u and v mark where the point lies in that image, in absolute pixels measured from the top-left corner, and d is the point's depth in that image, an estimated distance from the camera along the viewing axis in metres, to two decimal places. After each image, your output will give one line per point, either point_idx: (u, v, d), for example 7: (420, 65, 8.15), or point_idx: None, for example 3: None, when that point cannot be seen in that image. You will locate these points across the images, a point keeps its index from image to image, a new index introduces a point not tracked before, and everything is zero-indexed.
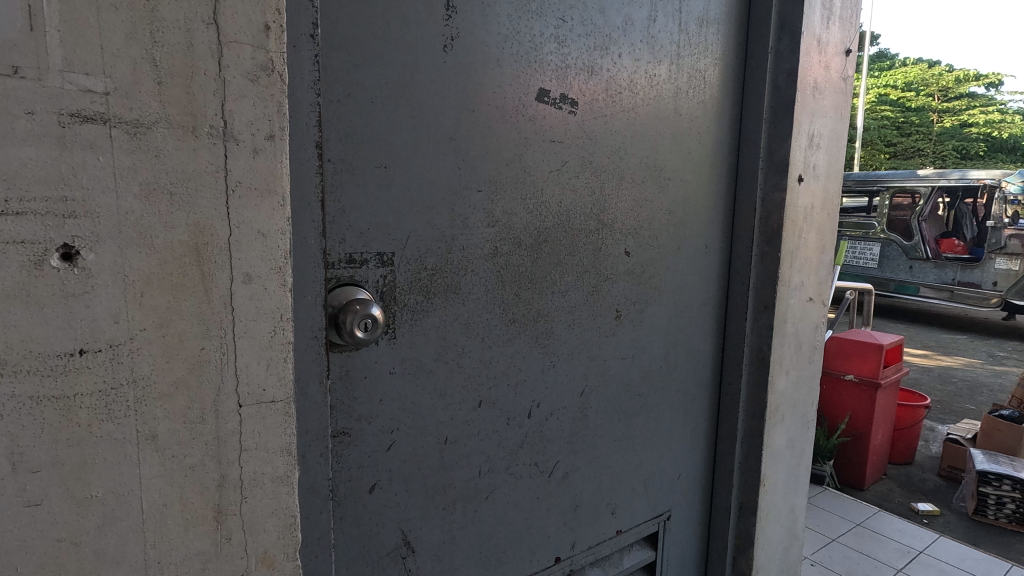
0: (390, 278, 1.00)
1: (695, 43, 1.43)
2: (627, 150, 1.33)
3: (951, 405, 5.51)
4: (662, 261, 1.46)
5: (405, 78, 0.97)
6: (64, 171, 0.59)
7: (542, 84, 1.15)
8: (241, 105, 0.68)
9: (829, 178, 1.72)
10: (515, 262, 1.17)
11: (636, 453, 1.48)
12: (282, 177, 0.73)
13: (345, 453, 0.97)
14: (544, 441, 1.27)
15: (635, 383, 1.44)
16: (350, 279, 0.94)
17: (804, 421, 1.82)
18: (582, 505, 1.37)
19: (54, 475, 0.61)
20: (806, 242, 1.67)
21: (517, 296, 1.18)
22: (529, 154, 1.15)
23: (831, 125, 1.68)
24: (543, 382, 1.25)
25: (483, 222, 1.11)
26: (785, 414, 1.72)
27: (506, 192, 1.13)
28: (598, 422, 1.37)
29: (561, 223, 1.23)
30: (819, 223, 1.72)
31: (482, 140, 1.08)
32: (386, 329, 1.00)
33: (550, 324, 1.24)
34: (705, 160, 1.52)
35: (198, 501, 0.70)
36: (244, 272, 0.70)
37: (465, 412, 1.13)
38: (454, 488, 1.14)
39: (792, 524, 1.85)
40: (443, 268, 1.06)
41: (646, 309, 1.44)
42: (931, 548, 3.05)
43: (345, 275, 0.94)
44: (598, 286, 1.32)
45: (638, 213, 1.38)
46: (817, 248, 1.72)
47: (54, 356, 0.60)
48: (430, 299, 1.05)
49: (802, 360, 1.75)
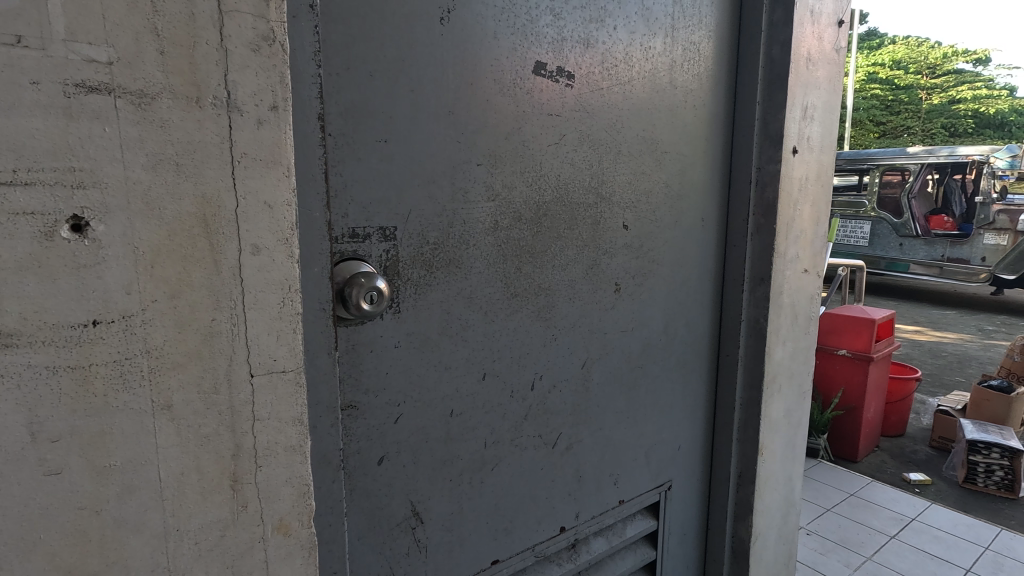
0: (393, 253, 1.00)
1: (689, 15, 1.43)
2: (624, 124, 1.34)
3: (940, 379, 5.61)
4: (660, 236, 1.47)
5: (403, 51, 0.96)
6: (72, 141, 0.59)
7: (539, 57, 1.15)
8: (244, 75, 0.69)
9: (823, 150, 1.73)
10: (516, 236, 1.17)
11: (637, 424, 1.51)
12: (287, 149, 0.73)
13: (354, 426, 0.99)
14: (548, 413, 1.29)
15: (635, 356, 1.46)
16: (353, 254, 0.95)
17: (800, 391, 1.85)
18: (585, 476, 1.40)
19: (73, 444, 0.62)
20: (801, 214, 1.69)
21: (519, 270, 1.19)
22: (527, 128, 1.15)
23: (824, 97, 1.69)
24: (545, 355, 1.26)
25: (483, 196, 1.11)
26: (781, 384, 1.74)
27: (505, 165, 1.13)
28: (600, 394, 1.40)
29: (561, 196, 1.24)
30: (813, 195, 1.73)
31: (480, 113, 1.08)
32: (390, 303, 1.00)
33: (551, 298, 1.26)
34: (700, 134, 1.53)
35: (215, 469, 0.71)
36: (252, 243, 0.71)
37: (470, 385, 1.14)
38: (461, 460, 1.16)
39: (789, 492, 1.88)
40: (445, 243, 1.07)
41: (645, 283, 1.46)
42: (923, 515, 3.13)
43: (349, 248, 0.95)
44: (597, 260, 1.33)
45: (636, 187, 1.39)
46: (811, 220, 1.74)
47: (69, 327, 0.61)
48: (433, 273, 1.06)
49: (798, 331, 1.77)
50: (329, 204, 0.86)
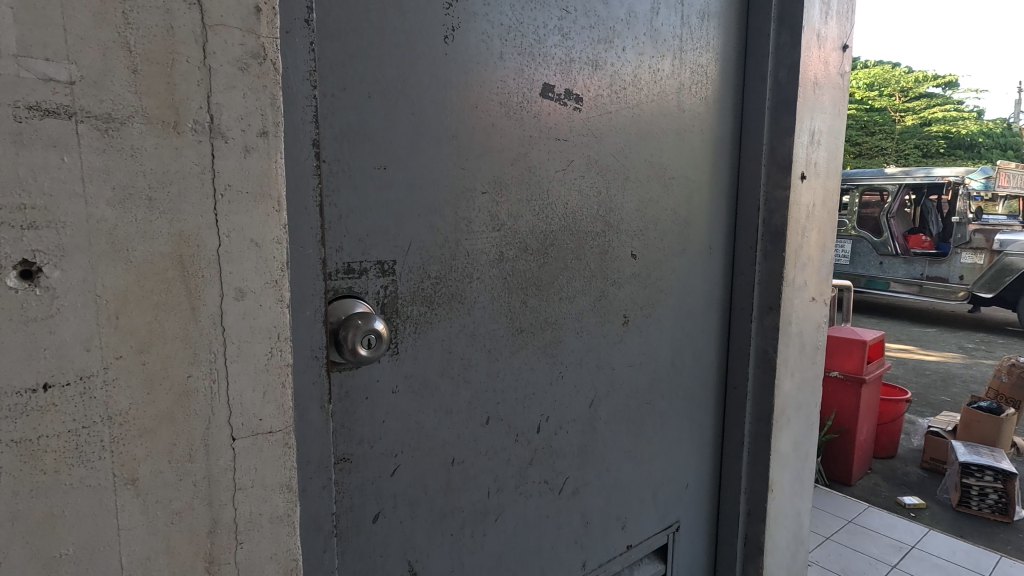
0: (391, 289, 0.92)
1: (697, 37, 1.38)
2: (634, 149, 1.28)
3: (927, 398, 5.63)
4: (669, 266, 1.41)
5: (404, 71, 0.89)
6: (21, 173, 0.50)
7: (546, 78, 1.09)
8: (230, 97, 0.60)
9: (829, 176, 1.70)
10: (522, 268, 1.10)
11: (645, 462, 1.42)
12: (278, 179, 0.65)
13: (346, 481, 0.89)
14: (554, 456, 1.20)
15: (642, 391, 1.39)
16: (348, 291, 0.86)
17: (808, 423, 1.79)
18: (592, 521, 1.31)
19: (15, 532, 0.52)
20: (809, 241, 1.64)
21: (524, 304, 1.11)
22: (534, 152, 1.08)
23: (830, 121, 1.66)
24: (551, 394, 1.18)
25: (489, 226, 1.03)
26: (790, 417, 1.68)
27: (511, 193, 1.06)
28: (607, 432, 1.31)
29: (569, 224, 1.17)
30: (820, 221, 1.69)
31: (486, 136, 1.01)
32: (390, 345, 0.92)
33: (558, 333, 1.18)
34: (708, 159, 1.47)
35: (188, 550, 0.61)
36: (236, 286, 0.62)
37: (473, 430, 1.06)
38: (463, 511, 1.06)
39: (798, 528, 1.81)
40: (447, 277, 0.99)
41: (654, 314, 1.39)
42: (922, 542, 3.08)
43: (341, 288, 0.86)
44: (605, 291, 1.26)
45: (644, 214, 1.33)
46: (818, 247, 1.69)
47: (13, 393, 0.51)
48: (434, 309, 0.98)
49: (806, 361, 1.72)
50: (323, 239, 0.77)
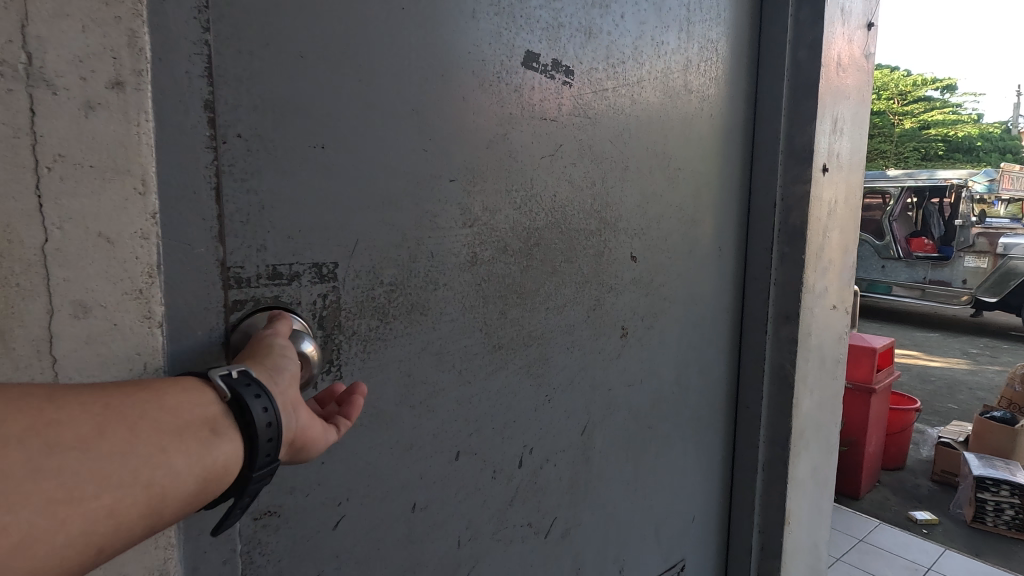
0: (332, 298, 0.74)
1: (706, 7, 1.21)
2: (634, 133, 1.10)
3: (936, 406, 5.44)
4: (674, 270, 1.23)
5: (347, 25, 0.71)
6: None
7: (530, 45, 0.91)
8: (61, 43, 0.46)
9: (851, 170, 1.52)
10: (501, 272, 0.91)
11: (646, 495, 1.24)
12: (140, 155, 0.51)
13: (274, 540, 0.71)
14: (539, 493, 1.02)
15: (643, 414, 1.21)
16: (275, 301, 0.69)
17: (828, 445, 1.61)
18: (586, 567, 1.13)
19: None
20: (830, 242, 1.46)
21: (503, 315, 0.93)
22: (516, 134, 0.90)
23: (853, 108, 1.48)
24: (537, 421, 1.00)
25: (460, 221, 0.85)
26: (809, 440, 1.50)
27: (487, 182, 0.88)
28: (603, 463, 1.13)
29: (559, 220, 0.98)
30: (841, 221, 1.51)
31: (456, 112, 0.83)
32: (331, 367, 0.74)
33: (545, 349, 1.00)
34: (718, 148, 1.30)
35: None
36: (75, 296, 0.49)
37: (439, 468, 0.88)
38: (428, 566, 0.88)
39: (816, 562, 1.63)
40: (405, 283, 0.80)
41: (657, 325, 1.21)
42: (938, 563, 2.89)
43: (264, 297, 0.68)
44: (601, 299, 1.08)
45: (647, 210, 1.14)
46: (839, 249, 1.51)
47: None
48: (390, 322, 0.80)
49: (826, 376, 1.54)
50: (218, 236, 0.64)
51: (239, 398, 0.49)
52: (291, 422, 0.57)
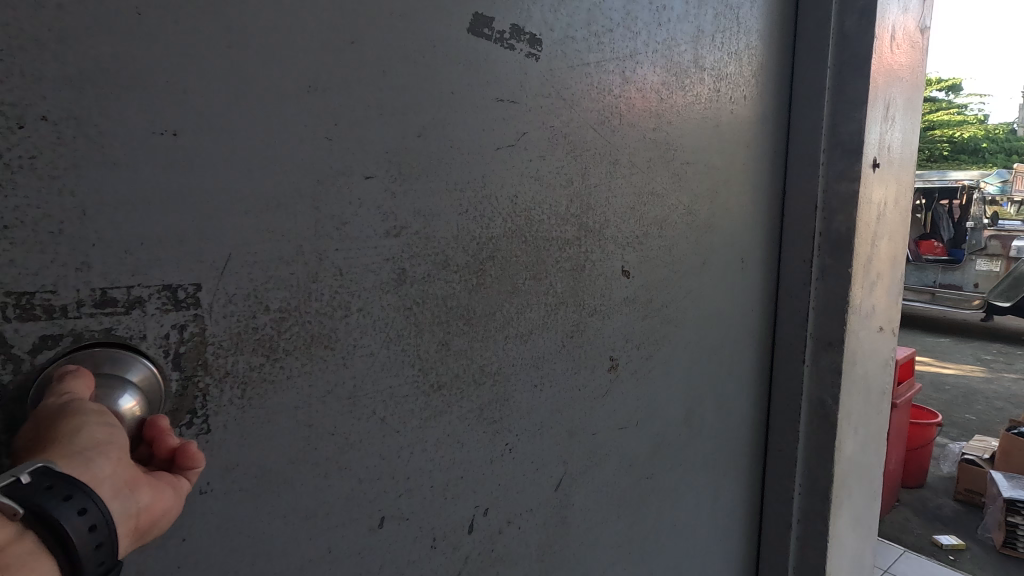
0: (192, 330, 0.57)
1: None
2: (629, 120, 0.89)
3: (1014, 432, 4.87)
4: (684, 288, 1.01)
5: None
6: None
7: (478, 4, 0.71)
8: None
9: (904, 166, 1.26)
10: (440, 294, 0.72)
11: (642, 559, 1.03)
12: None
13: None
14: (497, 564, 0.83)
15: (639, 463, 0.99)
16: (105, 335, 0.53)
17: (871, 494, 1.36)
18: None
19: None
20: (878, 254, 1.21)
21: (444, 347, 0.74)
22: (461, 120, 0.71)
23: (908, 91, 1.22)
24: (492, 477, 0.81)
25: (382, 230, 0.67)
26: (850, 490, 1.26)
27: (419, 180, 0.69)
28: (583, 524, 0.93)
29: (521, 229, 0.79)
30: (891, 227, 1.25)
31: (375, 91, 0.65)
32: (194, 420, 0.58)
33: (504, 389, 0.80)
34: (740, 139, 1.07)
35: None
36: None
37: (355, 539, 0.70)
38: None
39: None
40: (301, 309, 0.63)
41: (661, 355, 0.99)
42: None
43: (90, 332, 0.52)
44: (581, 325, 0.87)
45: (646, 214, 0.93)
46: (887, 261, 1.26)
47: None
48: (281, 360, 0.62)
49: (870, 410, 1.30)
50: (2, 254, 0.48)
51: (40, 512, 0.37)
52: (133, 501, 0.43)
